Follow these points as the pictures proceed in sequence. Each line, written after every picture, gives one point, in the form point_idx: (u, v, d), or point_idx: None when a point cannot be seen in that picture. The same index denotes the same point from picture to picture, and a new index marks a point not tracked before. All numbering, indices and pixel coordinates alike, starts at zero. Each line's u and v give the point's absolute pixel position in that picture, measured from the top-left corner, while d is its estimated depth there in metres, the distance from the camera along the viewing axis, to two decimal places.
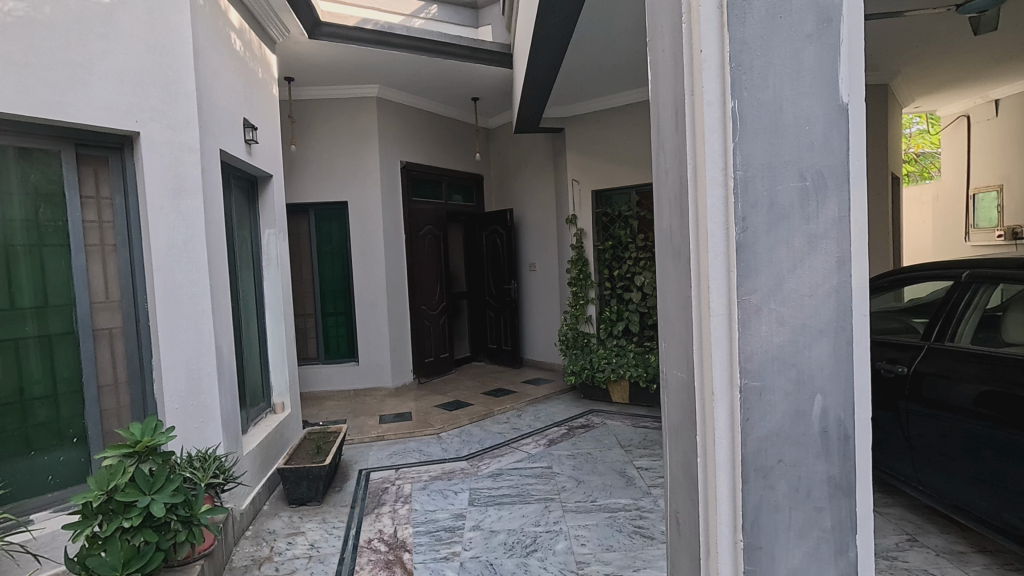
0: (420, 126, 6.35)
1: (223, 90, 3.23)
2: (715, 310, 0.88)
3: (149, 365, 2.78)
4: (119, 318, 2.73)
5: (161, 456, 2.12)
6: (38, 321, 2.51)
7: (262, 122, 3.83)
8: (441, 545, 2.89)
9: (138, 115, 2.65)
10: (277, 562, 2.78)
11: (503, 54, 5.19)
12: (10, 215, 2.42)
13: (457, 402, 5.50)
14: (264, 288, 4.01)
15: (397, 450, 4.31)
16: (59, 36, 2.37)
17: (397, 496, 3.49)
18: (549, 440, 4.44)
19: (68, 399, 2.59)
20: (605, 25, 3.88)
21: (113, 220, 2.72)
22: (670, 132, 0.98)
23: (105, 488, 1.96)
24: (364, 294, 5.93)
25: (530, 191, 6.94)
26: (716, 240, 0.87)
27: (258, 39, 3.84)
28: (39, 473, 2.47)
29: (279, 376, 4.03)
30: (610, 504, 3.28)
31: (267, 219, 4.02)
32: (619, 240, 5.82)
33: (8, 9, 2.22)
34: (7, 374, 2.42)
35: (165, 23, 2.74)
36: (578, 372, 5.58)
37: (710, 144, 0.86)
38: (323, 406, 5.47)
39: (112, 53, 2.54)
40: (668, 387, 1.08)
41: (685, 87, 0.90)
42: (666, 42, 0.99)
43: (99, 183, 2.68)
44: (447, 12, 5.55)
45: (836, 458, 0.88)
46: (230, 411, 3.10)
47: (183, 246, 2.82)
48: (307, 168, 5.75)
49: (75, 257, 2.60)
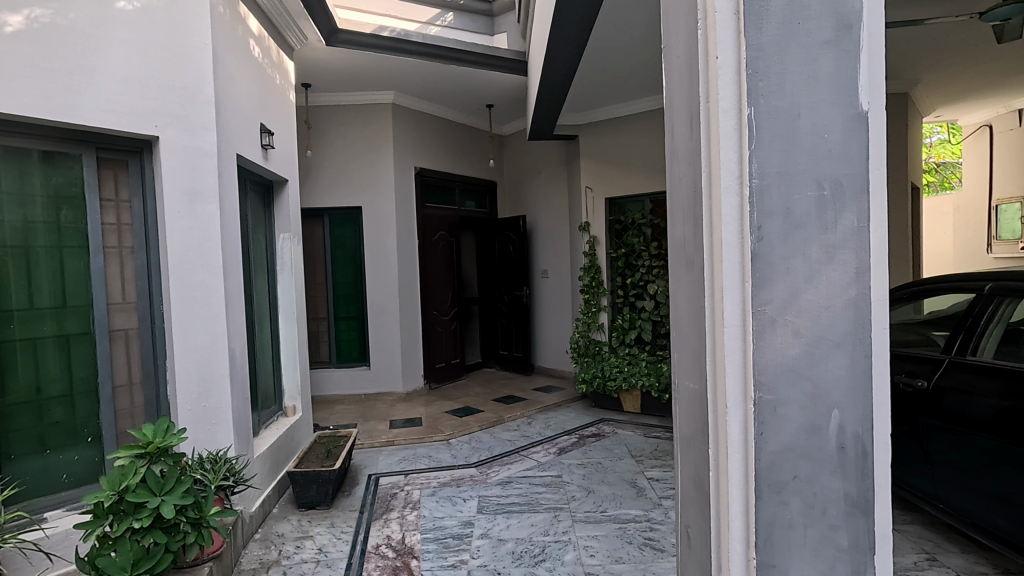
0: (434, 132, 6.38)
1: (240, 96, 3.27)
2: (728, 321, 0.86)
3: (163, 367, 2.81)
4: (135, 319, 2.77)
5: (172, 457, 2.14)
6: (57, 322, 2.55)
7: (279, 127, 3.89)
8: (449, 552, 2.87)
9: (157, 120, 2.69)
10: (285, 565, 2.78)
11: (518, 61, 5.20)
12: (32, 217, 2.47)
13: (467, 408, 5.49)
14: (278, 291, 4.04)
15: (406, 455, 4.30)
16: (81, 42, 2.42)
17: (405, 502, 3.48)
18: (559, 448, 4.41)
19: (84, 399, 2.62)
20: (619, 31, 3.86)
21: (131, 223, 2.76)
22: (685, 140, 0.97)
23: (116, 489, 1.97)
24: (376, 299, 5.95)
25: (543, 198, 6.93)
26: (731, 249, 0.85)
27: (277, 46, 3.90)
28: (53, 471, 2.51)
29: (291, 380, 4.05)
30: (620, 515, 3.24)
31: (283, 223, 4.06)
32: (632, 248, 5.78)
33: (35, 16, 2.29)
34: (24, 373, 2.46)
35: (184, 29, 2.78)
36: (589, 380, 5.55)
37: (725, 152, 0.85)
38: (334, 410, 5.49)
39: (132, 59, 2.59)
40: (680, 399, 1.05)
41: (700, 95, 0.89)
42: (680, 47, 0.98)
43: (118, 186, 2.73)
44: (463, 20, 5.59)
45: (853, 475, 0.85)
46: (242, 414, 3.12)
47: (198, 249, 2.85)
48: (322, 173, 5.82)
49: (92, 258, 2.64)
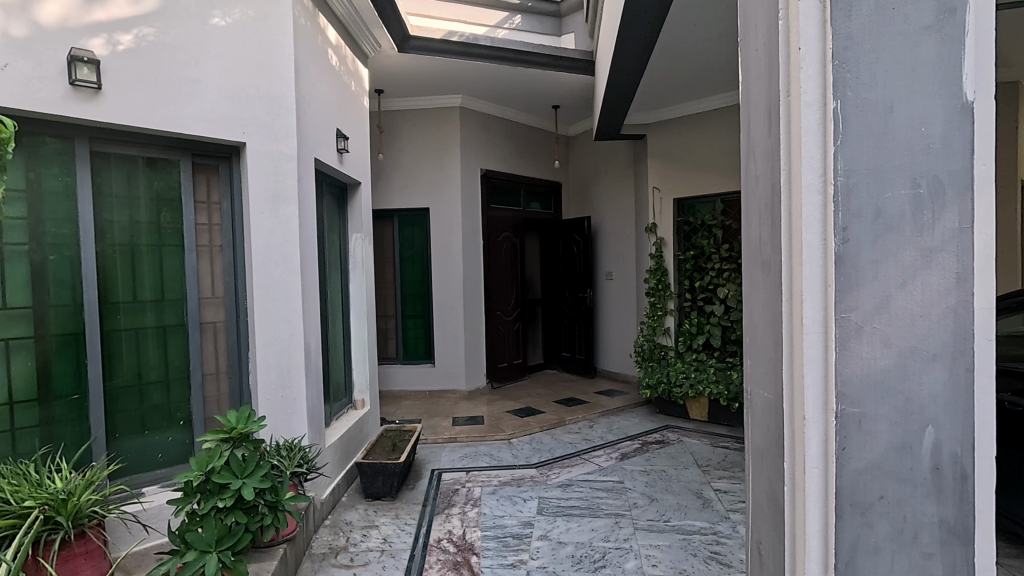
0: (500, 134, 6.44)
1: (319, 103, 3.44)
2: (809, 328, 0.81)
3: (246, 358, 3.00)
4: (222, 313, 2.98)
5: (252, 443, 2.28)
6: (156, 313, 2.79)
7: (353, 132, 4.06)
8: (508, 551, 2.88)
9: (245, 127, 2.88)
10: (352, 552, 2.90)
11: (585, 61, 5.16)
12: (137, 218, 2.72)
13: (528, 409, 5.50)
14: (350, 289, 4.22)
15: (468, 452, 4.37)
16: (180, 57, 2.63)
17: (467, 499, 3.53)
18: (621, 454, 4.33)
19: (178, 385, 2.85)
20: (691, 27, 3.74)
21: (220, 223, 2.97)
22: (762, 137, 0.92)
23: (203, 469, 2.12)
24: (441, 298, 6.09)
25: (609, 199, 6.84)
26: (812, 252, 0.80)
27: (352, 54, 4.07)
28: (150, 450, 2.74)
29: (360, 375, 4.22)
30: (685, 526, 3.14)
31: (356, 224, 4.23)
32: (702, 250, 5.58)
33: (143, 35, 2.53)
34: (128, 359, 2.70)
35: (270, 41, 2.96)
36: (654, 385, 5.41)
37: (807, 149, 0.80)
38: (400, 405, 5.67)
39: (224, 71, 2.78)
40: (752, 409, 1.00)
41: (781, 88, 0.85)
42: (759, 40, 0.93)
43: (210, 189, 2.94)
44: (530, 22, 5.61)
45: (950, 500, 0.78)
46: (316, 405, 3.28)
47: (279, 248, 3.02)
48: (393, 176, 6.03)
49: (187, 256, 2.86)
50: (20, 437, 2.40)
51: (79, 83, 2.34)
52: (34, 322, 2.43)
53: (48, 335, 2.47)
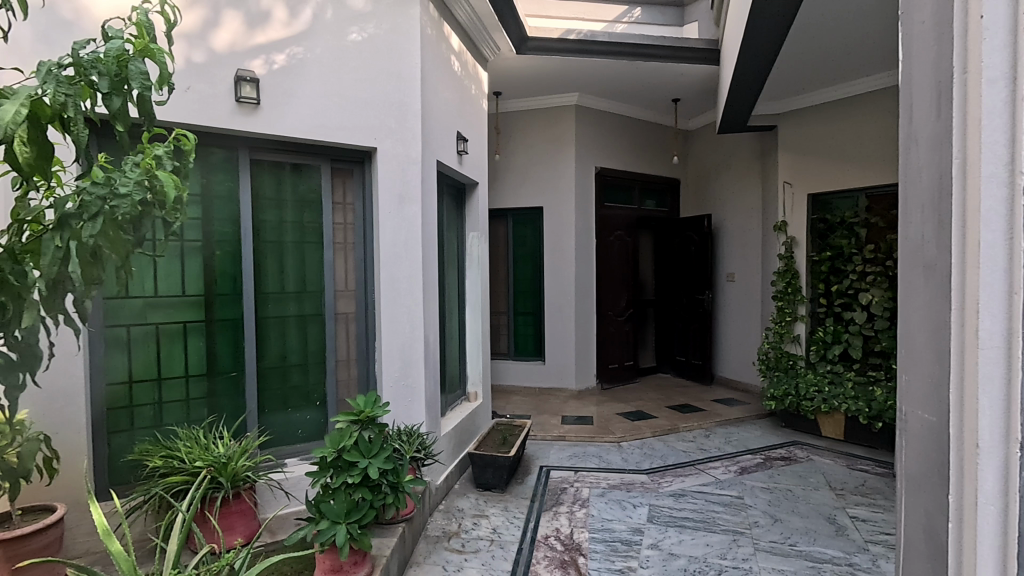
0: (616, 131, 6.32)
1: (442, 108, 3.61)
2: (987, 341, 0.69)
3: (373, 347, 3.24)
4: (353, 304, 3.24)
5: (377, 426, 2.46)
6: (299, 303, 3.10)
7: (472, 134, 4.21)
8: (617, 556, 2.83)
9: (376, 133, 3.10)
10: (463, 538, 3.02)
11: (709, 50, 4.89)
12: (286, 218, 3.05)
13: (639, 413, 5.34)
14: (466, 285, 4.39)
15: (576, 452, 4.35)
16: (323, 72, 2.90)
17: (575, 498, 3.52)
18: (740, 468, 4.06)
19: (315, 369, 3.15)
20: (835, 4, 3.39)
21: (353, 222, 3.23)
22: (928, 121, 0.81)
23: (336, 447, 2.32)
24: (553, 296, 6.12)
25: (733, 195, 6.43)
26: (995, 253, 0.68)
27: (473, 58, 4.22)
28: (292, 426, 3.06)
29: (474, 368, 4.37)
30: (814, 553, 2.86)
31: (473, 223, 4.39)
32: (840, 251, 5.04)
33: (293, 54, 2.82)
34: (276, 343, 3.03)
35: (400, 52, 3.16)
36: (780, 397, 5.00)
37: (989, 133, 0.68)
38: (510, 400, 5.79)
39: (359, 82, 3.02)
40: (907, 431, 0.88)
41: (955, 64, 0.73)
42: (926, 11, 0.82)
43: (345, 191, 3.21)
44: (650, 14, 5.44)
45: None
46: (433, 395, 3.45)
47: (403, 245, 3.22)
48: (508, 175, 6.19)
49: (325, 252, 3.15)
50: (192, 406, 2.80)
51: (242, 100, 2.68)
52: (204, 308, 2.82)
53: (215, 320, 2.85)
